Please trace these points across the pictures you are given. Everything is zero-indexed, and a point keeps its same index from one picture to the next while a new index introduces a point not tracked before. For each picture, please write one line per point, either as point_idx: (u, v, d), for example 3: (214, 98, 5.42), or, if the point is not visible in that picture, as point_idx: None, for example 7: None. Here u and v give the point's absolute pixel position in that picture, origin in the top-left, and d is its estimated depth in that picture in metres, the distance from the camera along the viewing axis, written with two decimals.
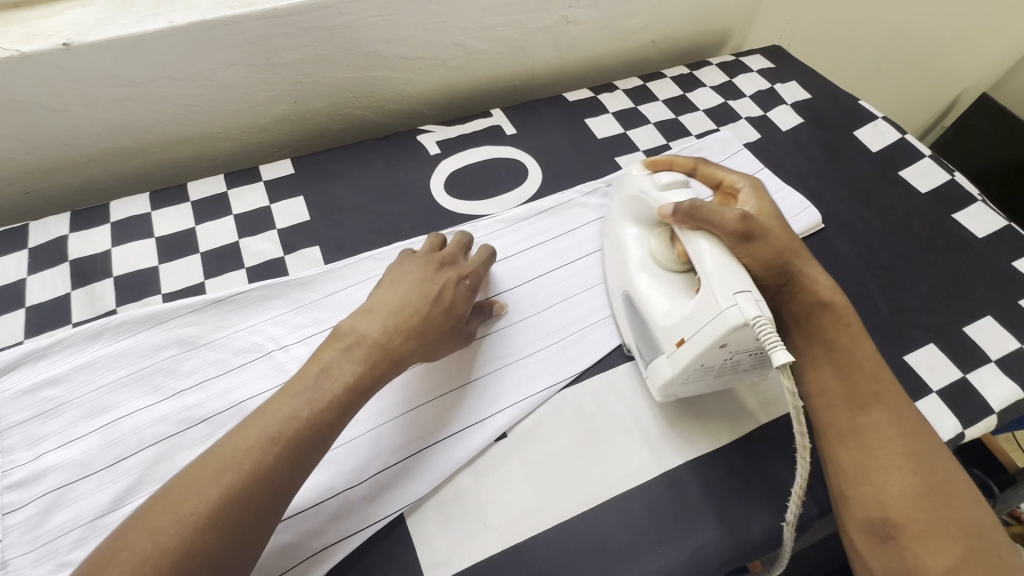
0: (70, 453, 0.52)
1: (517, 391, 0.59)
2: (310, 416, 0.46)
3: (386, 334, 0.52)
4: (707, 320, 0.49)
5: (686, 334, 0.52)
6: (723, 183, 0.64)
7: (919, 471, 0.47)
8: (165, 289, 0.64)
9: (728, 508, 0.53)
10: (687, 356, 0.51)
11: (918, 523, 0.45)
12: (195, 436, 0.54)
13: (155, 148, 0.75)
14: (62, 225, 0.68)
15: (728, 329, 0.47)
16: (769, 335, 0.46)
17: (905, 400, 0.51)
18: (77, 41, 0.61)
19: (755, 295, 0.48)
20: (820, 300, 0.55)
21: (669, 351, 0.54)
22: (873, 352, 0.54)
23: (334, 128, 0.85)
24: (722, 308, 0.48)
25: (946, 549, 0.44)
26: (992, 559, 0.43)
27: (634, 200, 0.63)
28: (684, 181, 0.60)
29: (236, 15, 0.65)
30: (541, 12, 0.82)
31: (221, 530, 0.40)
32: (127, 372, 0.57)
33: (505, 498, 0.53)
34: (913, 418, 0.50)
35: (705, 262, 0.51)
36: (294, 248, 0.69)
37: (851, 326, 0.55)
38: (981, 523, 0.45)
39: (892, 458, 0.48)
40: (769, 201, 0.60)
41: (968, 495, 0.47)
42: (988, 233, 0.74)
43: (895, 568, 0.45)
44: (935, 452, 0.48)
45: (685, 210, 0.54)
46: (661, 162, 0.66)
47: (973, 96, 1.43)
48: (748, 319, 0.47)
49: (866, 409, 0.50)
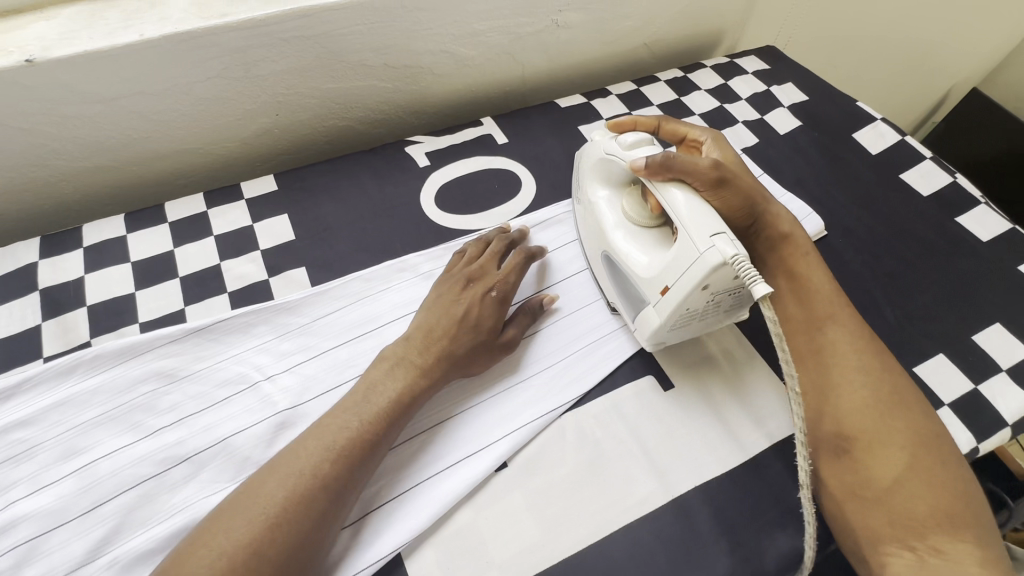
0: (43, 501, 0.49)
1: (516, 416, 0.56)
2: (363, 427, 0.49)
3: (424, 355, 0.54)
4: (686, 266, 0.47)
5: (669, 282, 0.49)
6: (686, 137, 0.64)
7: (871, 385, 0.50)
8: (143, 318, 0.61)
9: (740, 536, 0.51)
10: (672, 303, 0.49)
11: (869, 435, 0.48)
12: (177, 476, 0.51)
13: (130, 166, 0.71)
14: (31, 251, 0.64)
15: (709, 270, 0.45)
16: (749, 271, 0.43)
17: (860, 321, 0.55)
18: (41, 58, 0.57)
19: (730, 235, 0.46)
20: (783, 233, 0.59)
21: (654, 300, 0.52)
22: (830, 278, 0.58)
23: (319, 140, 0.82)
24: (700, 251, 0.46)
25: (894, 460, 0.47)
26: (937, 467, 0.46)
27: (602, 163, 0.60)
28: (650, 139, 0.57)
29: (212, 26, 0.62)
30: (531, 16, 0.79)
31: (290, 536, 0.42)
32: (102, 410, 0.54)
33: (507, 533, 0.50)
34: (868, 338, 0.54)
35: (679, 211, 0.49)
36: (279, 269, 0.66)
37: (810, 254, 0.59)
38: (930, 434, 0.48)
39: (846, 375, 0.51)
40: (732, 151, 0.62)
41: (918, 407, 0.50)
42: (993, 237, 0.72)
43: (848, 481, 0.48)
44: (888, 369, 0.52)
45: (659, 163, 0.51)
46: (625, 123, 0.63)
47: (964, 91, 1.42)
48: (727, 258, 0.44)
49: (823, 330, 0.54)
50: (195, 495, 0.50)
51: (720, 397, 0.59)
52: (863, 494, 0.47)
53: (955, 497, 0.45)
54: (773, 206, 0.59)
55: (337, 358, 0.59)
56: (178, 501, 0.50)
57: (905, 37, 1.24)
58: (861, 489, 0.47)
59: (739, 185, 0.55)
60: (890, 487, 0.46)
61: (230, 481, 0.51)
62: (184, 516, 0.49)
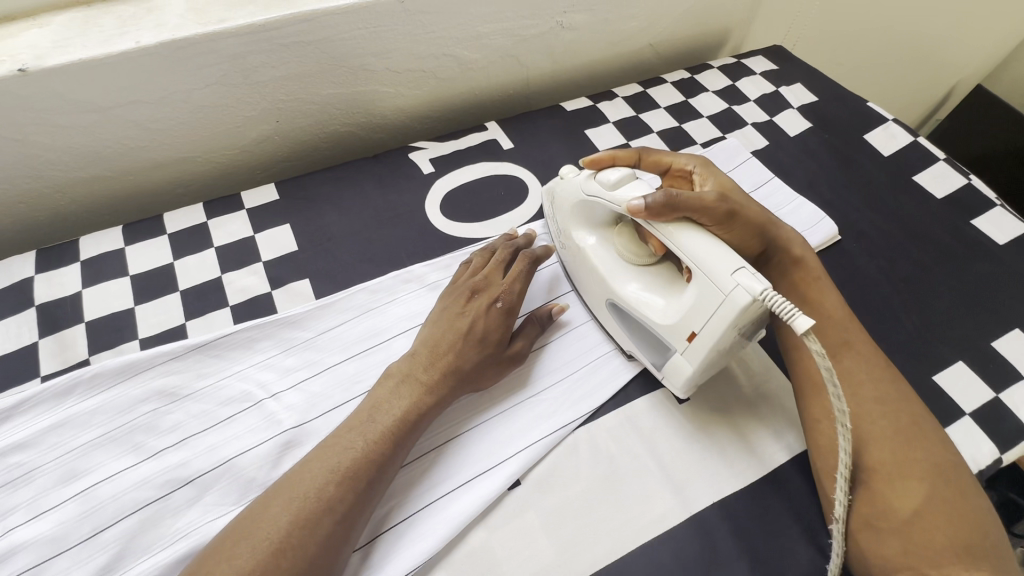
0: (42, 527, 0.47)
1: (528, 432, 0.55)
2: (368, 447, 0.47)
3: (429, 371, 0.52)
4: (715, 308, 0.46)
5: (696, 328, 0.48)
6: (671, 167, 0.62)
7: (887, 413, 0.49)
8: (142, 334, 0.59)
9: (761, 554, 0.50)
10: (703, 349, 0.48)
11: (888, 464, 0.46)
12: (181, 499, 0.49)
13: (128, 176, 0.70)
14: (27, 266, 0.62)
15: (740, 310, 0.44)
16: (783, 304, 0.42)
17: (873, 346, 0.54)
18: (34, 67, 0.55)
19: (751, 268, 0.45)
20: (794, 255, 0.58)
21: (681, 348, 0.50)
22: (841, 303, 0.57)
23: (320, 147, 0.80)
24: (726, 292, 0.44)
25: (913, 489, 0.45)
26: (957, 499, 0.45)
27: (585, 206, 0.59)
28: (633, 173, 0.54)
29: (210, 32, 0.60)
30: (535, 18, 0.78)
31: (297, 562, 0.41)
32: (102, 431, 0.52)
33: (522, 553, 0.48)
34: (883, 364, 0.52)
35: (692, 252, 0.47)
36: (282, 281, 0.64)
37: (820, 279, 0.58)
38: (949, 465, 0.47)
39: (862, 402, 0.50)
40: (724, 176, 0.60)
41: (937, 438, 0.48)
42: (1008, 240, 0.71)
43: (865, 511, 0.46)
44: (904, 396, 0.50)
45: (661, 203, 0.49)
46: (603, 159, 0.60)
47: (968, 88, 1.41)
48: (757, 295, 0.43)
49: (836, 356, 0.53)
50: (200, 519, 0.48)
51: (736, 410, 0.57)
52: (880, 524, 0.45)
53: (975, 530, 0.44)
54: (784, 228, 0.59)
55: (343, 374, 0.58)
56: (183, 525, 0.48)
57: (910, 34, 1.23)
58: (879, 519, 0.45)
59: (747, 215, 0.54)
60: (910, 518, 0.44)
61: (236, 504, 0.49)
62: (188, 542, 0.47)
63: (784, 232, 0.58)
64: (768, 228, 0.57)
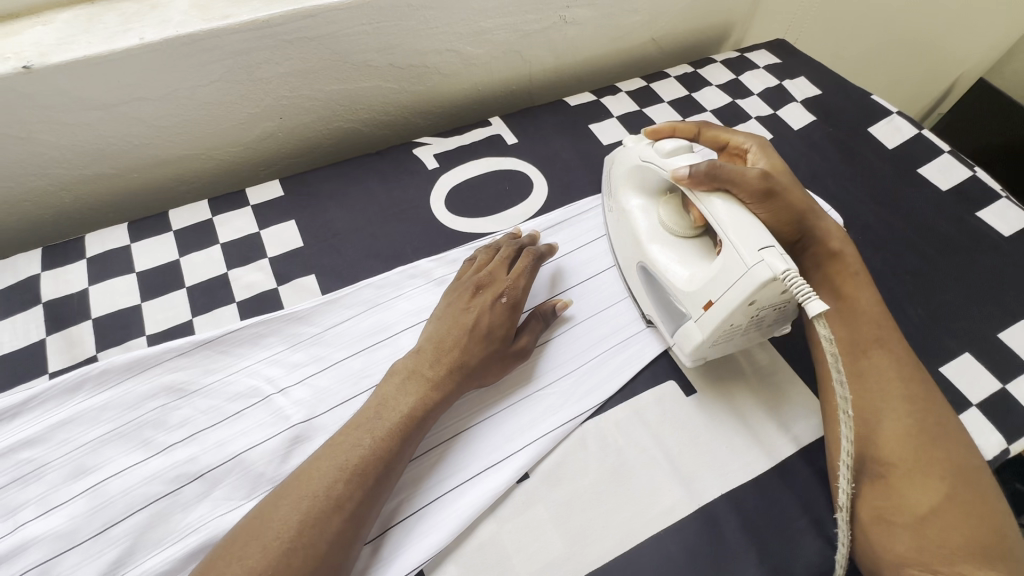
0: (52, 523, 0.47)
1: (536, 426, 0.55)
2: (376, 444, 0.47)
3: (435, 367, 0.52)
4: (734, 279, 0.46)
5: (713, 297, 0.48)
6: (728, 144, 0.63)
7: (914, 414, 0.48)
8: (150, 330, 0.59)
9: (770, 545, 0.50)
10: (716, 319, 0.48)
11: (907, 463, 0.46)
12: (191, 494, 0.49)
13: (132, 173, 0.70)
14: (33, 263, 0.62)
15: (758, 286, 0.44)
16: (802, 286, 0.42)
17: (906, 346, 0.53)
18: (39, 64, 0.55)
19: (779, 249, 0.44)
20: (830, 249, 0.57)
21: (695, 315, 0.51)
22: (877, 300, 0.55)
23: (324, 144, 0.80)
24: (749, 265, 0.45)
25: (931, 489, 0.45)
26: (976, 502, 0.45)
27: (636, 172, 0.59)
28: (689, 146, 0.55)
29: (214, 28, 0.60)
30: (538, 13, 0.77)
31: (305, 558, 0.41)
32: (111, 427, 0.52)
33: (531, 546, 0.49)
34: (915, 366, 0.52)
35: (723, 221, 0.48)
36: (288, 277, 0.64)
37: (858, 273, 0.57)
38: (971, 469, 0.46)
39: (890, 400, 0.49)
40: (777, 158, 0.60)
41: (962, 442, 0.48)
42: (1014, 232, 0.71)
43: (879, 506, 0.46)
44: (932, 398, 0.50)
45: (704, 172, 0.49)
46: (663, 129, 0.62)
47: (970, 82, 1.41)
48: (778, 274, 0.43)
49: (868, 354, 0.52)
50: (210, 513, 0.49)
51: (744, 402, 0.57)
52: (892, 519, 0.45)
53: (992, 534, 0.43)
54: (823, 220, 0.58)
55: (350, 369, 0.58)
56: (193, 520, 0.48)
57: (913, 28, 1.22)
58: (893, 515, 0.46)
59: (787, 199, 0.54)
60: (924, 516, 0.44)
61: (245, 499, 0.50)
62: (198, 536, 0.47)
63: (823, 224, 0.58)
64: (804, 218, 0.56)
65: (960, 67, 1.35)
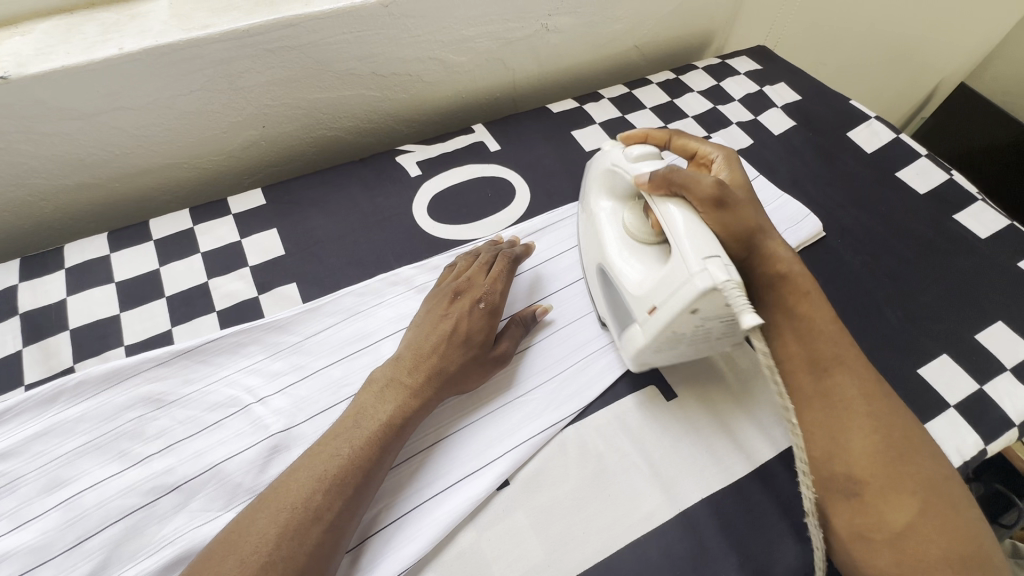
0: (26, 537, 0.47)
1: (515, 433, 0.55)
2: (354, 454, 0.47)
3: (413, 374, 0.52)
4: (676, 285, 0.45)
5: (657, 302, 0.48)
6: (696, 154, 0.63)
7: (880, 428, 0.48)
8: (128, 341, 0.59)
9: (750, 550, 0.50)
10: (658, 325, 0.48)
11: (881, 479, 0.46)
12: (168, 506, 0.49)
13: (114, 182, 0.69)
14: (11, 274, 0.62)
15: (697, 295, 0.43)
16: (740, 299, 0.42)
17: (864, 358, 0.53)
18: (16, 74, 0.55)
19: (724, 259, 0.44)
20: (779, 271, 0.55)
21: (641, 318, 0.51)
22: (831, 314, 0.54)
23: (307, 152, 0.80)
24: (691, 273, 0.44)
25: (906, 503, 0.45)
26: (950, 510, 0.45)
27: (609, 173, 0.59)
28: (658, 152, 0.56)
29: (193, 38, 0.60)
30: (520, 21, 0.78)
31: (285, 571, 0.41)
32: (87, 439, 0.52)
33: (512, 554, 0.48)
34: (874, 378, 0.51)
35: (675, 227, 0.47)
36: (268, 286, 0.64)
37: (810, 293, 0.55)
38: (942, 477, 0.47)
39: (855, 416, 0.49)
40: (742, 173, 0.59)
41: (927, 449, 0.48)
42: (990, 233, 0.72)
43: (857, 524, 0.46)
44: (894, 409, 0.50)
45: (664, 176, 0.50)
46: (634, 136, 0.62)
47: (950, 88, 1.44)
48: (717, 284, 0.42)
49: (829, 372, 0.51)
50: (187, 525, 0.48)
51: (725, 407, 0.58)
52: (873, 535, 0.45)
53: (966, 541, 0.44)
54: (771, 239, 0.56)
55: (330, 377, 0.57)
56: (170, 531, 0.48)
57: (892, 36, 1.24)
58: (872, 532, 0.45)
59: (735, 213, 0.52)
60: (903, 531, 0.44)
61: (223, 509, 0.49)
62: (175, 548, 0.47)
63: (771, 243, 0.56)
64: (754, 235, 0.54)
65: (941, 73, 1.38)
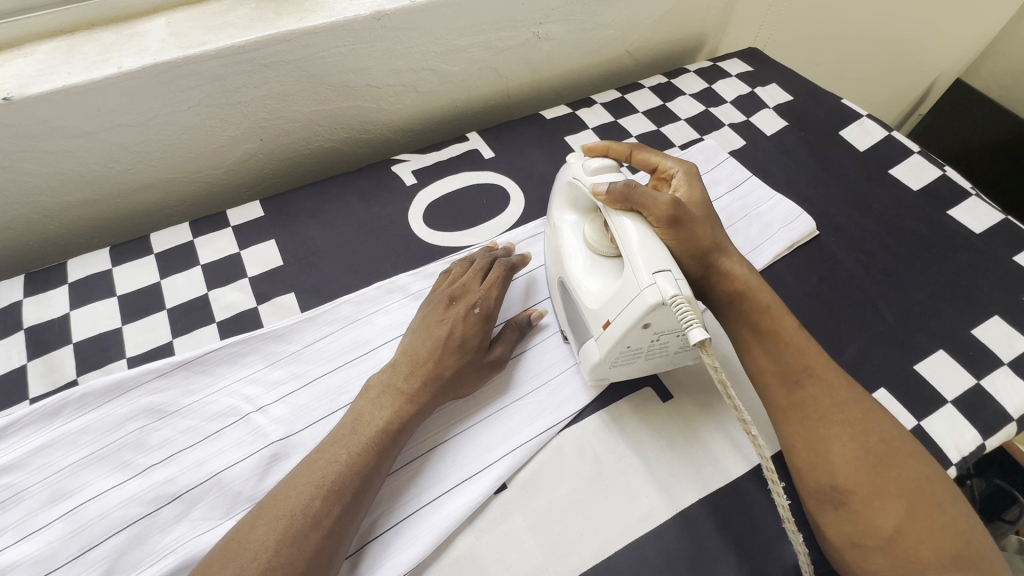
0: (30, 548, 0.47)
1: (511, 437, 0.55)
2: (352, 458, 0.47)
3: (410, 379, 0.53)
4: (628, 301, 0.46)
5: (610, 316, 0.49)
6: (658, 168, 0.62)
7: (858, 433, 0.48)
8: (130, 353, 0.60)
9: (748, 548, 0.50)
10: (611, 338, 0.49)
11: (866, 485, 0.46)
12: (169, 515, 0.50)
13: (115, 198, 0.71)
14: (16, 290, 0.63)
15: (646, 308, 0.44)
16: (686, 313, 0.43)
17: (836, 367, 0.53)
18: (19, 95, 0.57)
19: (674, 273, 0.45)
20: (737, 288, 0.55)
21: (596, 334, 0.51)
22: (800, 326, 0.55)
23: (304, 163, 0.81)
24: (641, 287, 0.45)
25: (892, 506, 0.45)
26: (936, 510, 0.45)
27: (571, 186, 0.59)
28: (616, 165, 0.56)
29: (189, 55, 0.61)
30: (511, 29, 0.79)
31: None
32: (90, 450, 0.52)
33: (510, 557, 0.49)
34: (847, 385, 0.51)
35: (628, 241, 0.48)
36: (266, 297, 0.65)
37: (770, 307, 0.55)
38: (926, 478, 0.47)
39: (832, 425, 0.49)
40: (702, 190, 0.59)
41: (909, 450, 0.48)
42: (985, 228, 0.72)
43: (848, 531, 0.46)
44: (872, 411, 0.50)
45: (620, 190, 0.50)
46: (595, 148, 0.63)
47: (945, 84, 1.44)
48: (665, 299, 0.44)
49: (801, 383, 0.51)
50: (189, 533, 0.49)
51: (720, 409, 0.58)
52: (865, 540, 0.45)
53: (955, 539, 0.44)
54: (732, 256, 0.56)
55: (329, 385, 0.58)
56: (171, 540, 0.48)
57: (886, 35, 1.24)
58: (865, 538, 0.45)
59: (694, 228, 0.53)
60: (893, 535, 0.44)
61: (223, 518, 0.50)
62: (177, 556, 0.47)
63: (729, 262, 0.56)
64: (712, 253, 0.55)
65: (936, 71, 1.39)
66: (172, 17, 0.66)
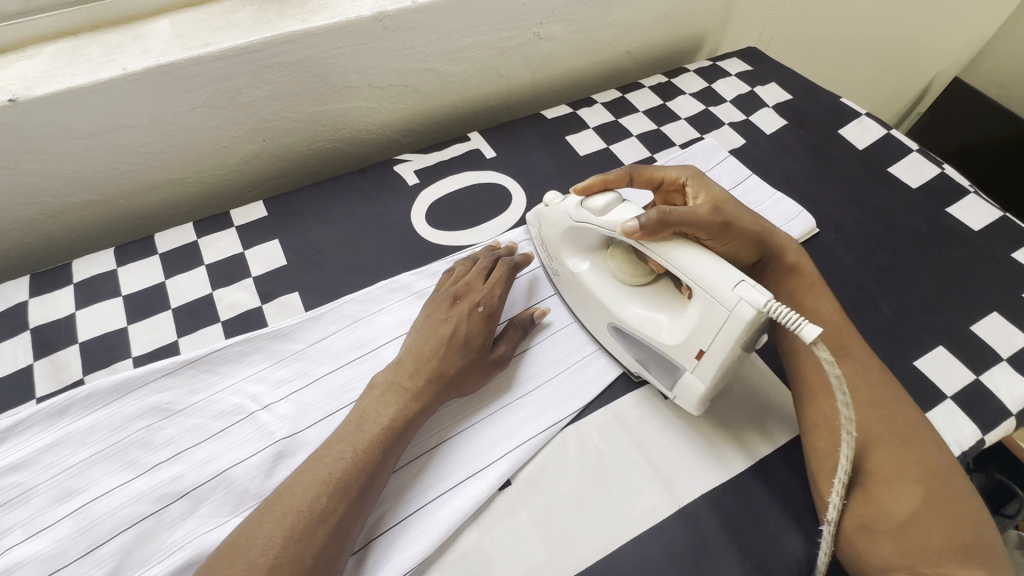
0: (38, 546, 0.48)
1: (516, 434, 0.56)
2: (357, 456, 0.48)
3: (413, 378, 0.53)
4: (721, 325, 0.46)
5: (703, 346, 0.48)
6: (663, 181, 0.62)
7: (885, 420, 0.49)
8: (136, 352, 0.60)
9: (751, 543, 0.50)
10: (713, 367, 0.48)
11: (884, 470, 0.47)
12: (176, 513, 0.50)
13: (119, 198, 0.71)
14: (21, 290, 0.64)
15: (745, 325, 0.44)
16: (786, 313, 0.42)
17: (871, 352, 0.54)
18: (24, 96, 0.57)
19: (751, 280, 0.45)
20: (785, 266, 0.58)
21: (690, 367, 0.51)
22: (837, 307, 0.57)
23: (306, 164, 0.82)
24: (731, 308, 0.45)
25: (908, 494, 0.46)
26: (948, 503, 0.45)
27: (572, 230, 0.59)
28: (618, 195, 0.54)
29: (192, 57, 0.62)
30: (512, 30, 0.79)
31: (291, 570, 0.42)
32: (97, 449, 0.53)
33: (514, 552, 0.49)
34: (880, 371, 0.53)
35: (687, 270, 0.48)
36: (270, 296, 0.65)
37: (813, 283, 0.58)
38: (943, 470, 0.47)
39: (858, 410, 0.50)
40: (717, 186, 0.61)
41: (931, 441, 0.49)
42: (984, 225, 0.73)
43: (858, 515, 0.47)
44: (899, 400, 0.51)
45: (653, 221, 0.49)
46: (593, 184, 0.59)
47: (943, 82, 1.45)
48: (761, 308, 0.44)
49: (835, 365, 0.53)
50: (196, 529, 0.49)
51: (722, 406, 0.58)
52: (875, 526, 0.46)
53: (965, 532, 0.44)
54: (775, 235, 0.58)
55: (333, 383, 0.59)
56: (178, 538, 0.49)
57: (884, 34, 1.25)
58: (875, 523, 0.46)
59: (739, 225, 0.55)
60: (906, 521, 0.45)
61: (230, 515, 0.50)
62: (184, 554, 0.48)
63: (776, 238, 0.58)
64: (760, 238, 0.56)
65: (933, 70, 1.40)
66: (175, 19, 0.67)
